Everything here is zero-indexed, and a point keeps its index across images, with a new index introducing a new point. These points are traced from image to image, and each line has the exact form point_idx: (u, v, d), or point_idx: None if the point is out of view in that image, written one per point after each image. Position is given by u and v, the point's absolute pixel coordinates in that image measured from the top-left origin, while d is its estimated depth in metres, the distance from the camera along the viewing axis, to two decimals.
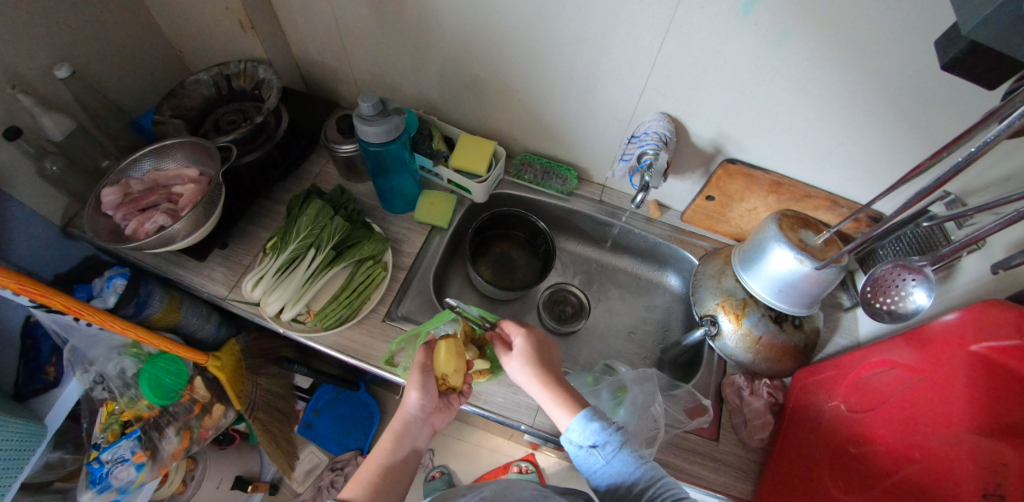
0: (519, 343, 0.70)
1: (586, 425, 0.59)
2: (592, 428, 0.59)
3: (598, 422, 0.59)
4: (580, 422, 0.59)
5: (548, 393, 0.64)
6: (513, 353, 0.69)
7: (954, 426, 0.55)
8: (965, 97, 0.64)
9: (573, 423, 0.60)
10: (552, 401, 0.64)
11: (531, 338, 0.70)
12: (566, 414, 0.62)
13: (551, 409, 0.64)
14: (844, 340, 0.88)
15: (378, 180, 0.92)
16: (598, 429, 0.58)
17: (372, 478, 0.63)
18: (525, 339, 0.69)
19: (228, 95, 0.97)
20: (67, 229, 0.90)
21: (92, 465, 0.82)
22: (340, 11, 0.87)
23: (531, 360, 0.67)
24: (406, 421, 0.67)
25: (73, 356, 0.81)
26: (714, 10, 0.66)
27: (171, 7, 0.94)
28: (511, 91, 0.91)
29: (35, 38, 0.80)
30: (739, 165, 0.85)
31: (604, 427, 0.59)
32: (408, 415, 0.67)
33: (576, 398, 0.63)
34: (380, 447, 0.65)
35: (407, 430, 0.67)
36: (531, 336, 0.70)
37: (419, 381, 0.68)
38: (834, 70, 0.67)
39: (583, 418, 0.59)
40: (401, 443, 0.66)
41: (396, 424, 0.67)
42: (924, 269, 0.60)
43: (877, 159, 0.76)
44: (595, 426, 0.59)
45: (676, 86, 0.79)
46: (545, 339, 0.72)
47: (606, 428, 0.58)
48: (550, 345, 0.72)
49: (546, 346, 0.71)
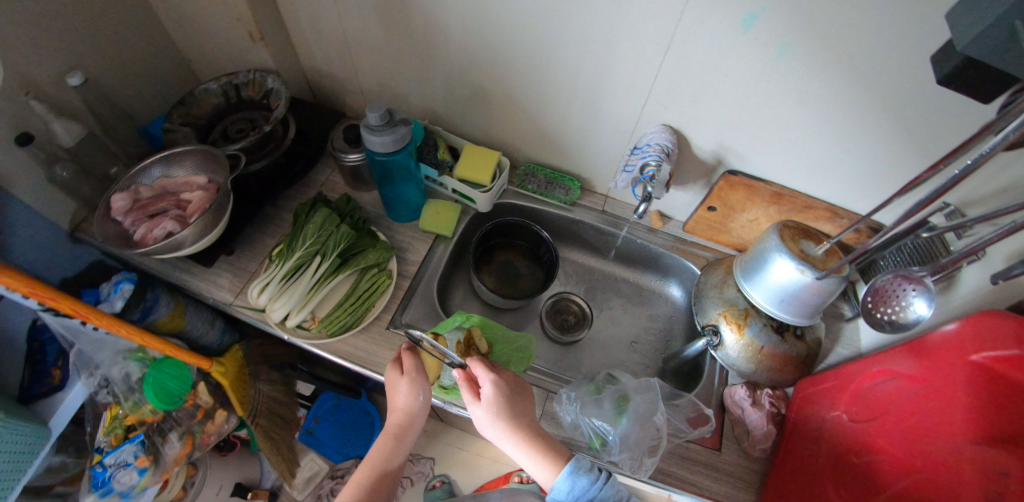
0: (488, 392, 0.66)
1: (573, 483, 0.62)
2: (579, 485, 0.62)
3: (584, 478, 0.63)
4: (567, 480, 0.62)
5: (525, 449, 0.64)
6: (483, 403, 0.65)
7: (955, 435, 0.55)
8: (960, 111, 0.65)
9: (557, 482, 0.62)
10: (529, 456, 0.64)
11: (501, 386, 0.66)
12: (548, 471, 0.63)
13: (529, 464, 0.64)
14: (846, 350, 0.88)
15: (384, 189, 0.93)
16: (584, 486, 0.62)
17: (367, 481, 0.65)
18: (495, 388, 0.65)
19: (237, 103, 0.99)
20: (76, 234, 0.91)
21: (95, 469, 0.82)
22: (349, 23, 0.89)
23: (501, 414, 0.65)
24: (401, 422, 0.69)
25: (78, 360, 0.83)
26: (714, 25, 0.68)
27: (183, 17, 0.96)
28: (516, 103, 0.93)
29: (50, 46, 0.82)
30: (741, 177, 0.86)
31: (589, 482, 0.63)
32: (402, 418, 0.68)
33: (554, 452, 0.64)
34: (378, 447, 0.67)
35: (404, 430, 0.68)
36: (501, 382, 0.66)
37: (410, 389, 0.68)
38: (832, 83, 0.69)
39: (568, 475, 0.62)
40: (399, 444, 0.68)
41: (393, 425, 0.69)
42: (924, 280, 0.61)
43: (877, 171, 0.77)
44: (582, 482, 0.62)
45: (677, 98, 0.80)
46: (511, 378, 0.70)
47: (593, 483, 0.63)
48: (517, 386, 0.69)
49: (514, 387, 0.68)
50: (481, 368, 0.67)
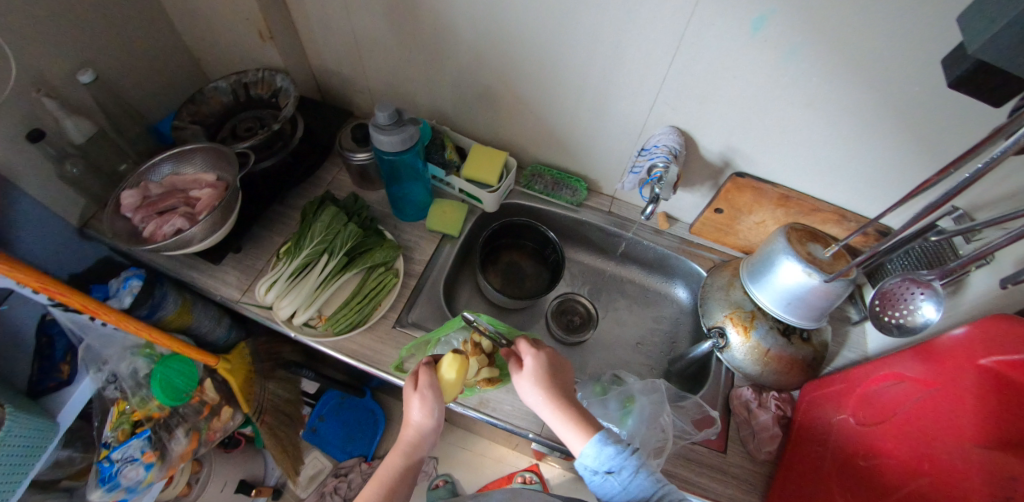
0: (530, 363, 0.67)
1: (601, 450, 0.59)
2: (607, 453, 0.58)
3: (613, 446, 0.59)
4: (595, 447, 0.59)
5: (560, 416, 0.63)
6: (524, 373, 0.67)
7: (964, 439, 0.55)
8: (970, 115, 0.65)
9: (586, 448, 0.59)
10: (564, 424, 0.63)
11: (543, 358, 0.67)
12: (580, 438, 0.61)
13: (563, 432, 0.63)
14: (853, 353, 0.88)
15: (391, 188, 0.94)
16: (614, 454, 0.58)
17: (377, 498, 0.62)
18: (534, 360, 0.67)
19: (245, 102, 1.00)
20: (84, 230, 0.91)
21: (102, 463, 0.83)
22: (358, 22, 0.90)
23: (542, 382, 0.65)
24: (412, 439, 0.66)
25: (87, 355, 0.83)
26: (723, 27, 0.68)
27: (193, 15, 0.97)
28: (524, 103, 0.93)
29: (62, 43, 0.82)
30: (748, 179, 0.86)
31: (618, 451, 0.58)
32: (413, 432, 0.66)
33: (587, 421, 0.62)
34: (389, 464, 0.65)
35: (414, 446, 0.66)
36: (541, 355, 0.67)
37: (425, 403, 0.66)
38: (841, 86, 0.69)
39: (598, 441, 0.59)
40: (409, 461, 0.66)
41: (402, 440, 0.67)
42: (932, 284, 0.62)
43: (885, 174, 0.77)
44: (611, 451, 0.58)
45: (685, 100, 0.80)
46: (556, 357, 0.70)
47: (621, 452, 0.58)
48: (561, 363, 0.70)
49: (557, 364, 0.69)
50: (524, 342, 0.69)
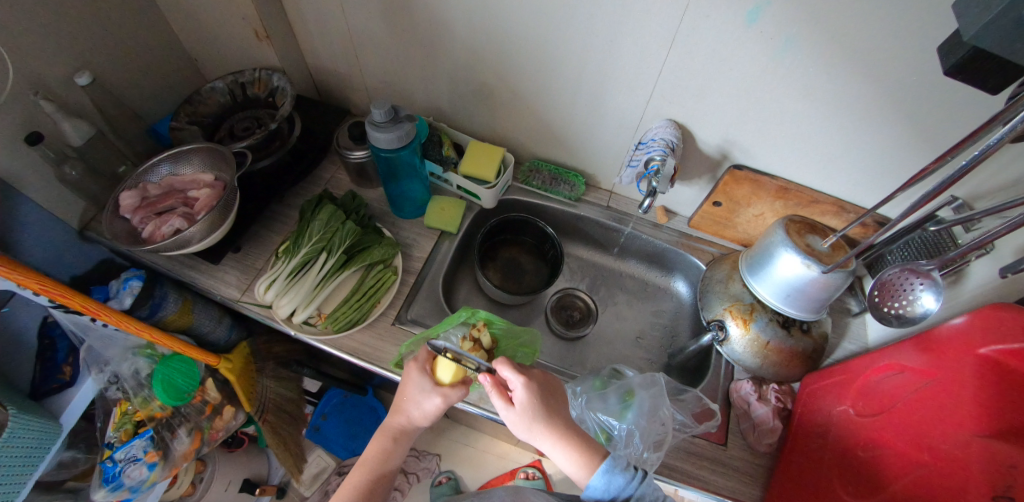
0: (521, 396, 0.64)
1: (609, 482, 0.60)
2: (615, 483, 0.60)
3: (621, 476, 0.60)
4: (602, 478, 0.60)
5: (562, 448, 0.62)
6: (516, 407, 0.64)
7: (964, 429, 0.55)
8: (966, 103, 0.65)
9: (594, 481, 0.60)
10: (567, 456, 0.62)
11: (534, 389, 0.64)
12: (582, 469, 0.62)
13: (564, 463, 0.63)
14: (853, 345, 0.88)
15: (389, 186, 0.94)
16: (621, 484, 0.60)
17: (364, 482, 0.64)
18: (527, 391, 0.64)
19: (243, 102, 0.99)
20: (85, 233, 0.91)
21: (105, 463, 0.84)
22: (353, 20, 0.90)
23: (535, 415, 0.63)
24: (401, 426, 0.68)
25: (89, 356, 0.84)
26: (719, 19, 0.68)
27: (188, 16, 0.97)
28: (521, 99, 0.93)
29: (59, 46, 0.82)
30: (746, 171, 0.86)
31: (626, 480, 0.60)
32: (408, 422, 0.68)
33: (590, 447, 0.63)
34: (374, 445, 0.67)
35: (402, 434, 0.68)
36: (534, 384, 0.64)
37: (437, 408, 0.67)
38: (837, 77, 0.68)
39: (604, 473, 0.60)
40: (396, 446, 0.67)
41: (390, 425, 0.68)
42: (932, 273, 0.62)
43: (883, 165, 0.77)
44: (618, 481, 0.60)
45: (682, 92, 0.80)
46: (541, 378, 0.68)
47: (629, 482, 0.60)
48: (549, 384, 0.68)
49: (547, 388, 0.67)
50: (513, 372, 0.64)
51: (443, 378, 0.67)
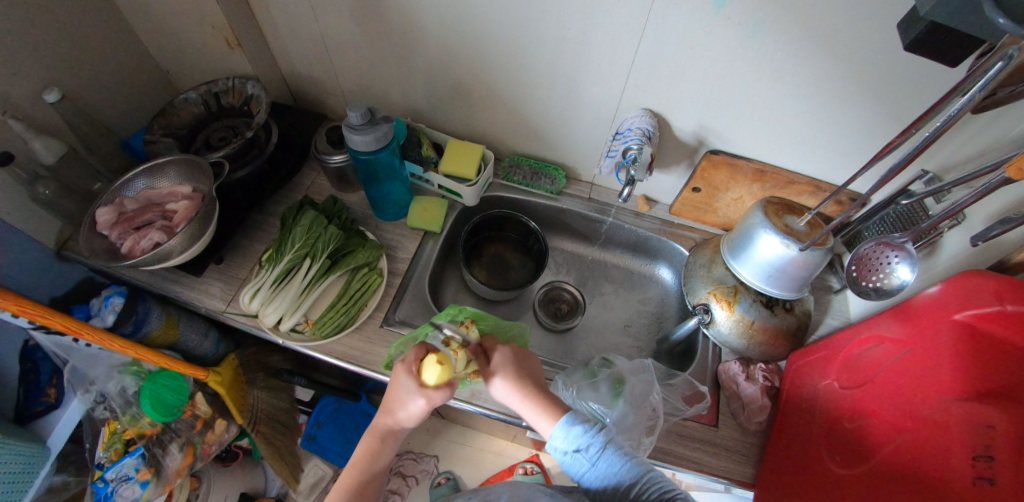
0: (493, 358, 0.68)
1: (569, 431, 0.62)
2: (574, 432, 0.61)
3: (580, 425, 0.62)
4: (563, 428, 0.62)
5: (530, 404, 0.65)
6: (488, 367, 0.68)
7: (943, 394, 0.56)
8: (929, 77, 0.66)
9: (556, 430, 0.62)
10: (535, 412, 0.65)
11: (505, 352, 0.69)
12: (548, 422, 0.64)
13: (533, 419, 0.65)
14: (836, 321, 0.90)
15: (370, 189, 0.94)
16: (581, 433, 0.61)
17: (354, 481, 0.65)
18: (498, 353, 0.68)
19: (217, 112, 0.99)
20: (62, 252, 0.89)
21: (97, 484, 0.83)
22: (325, 24, 0.89)
23: (506, 375, 0.67)
24: (388, 426, 0.67)
25: (73, 376, 0.83)
26: (687, 7, 0.69)
27: (157, 27, 0.95)
28: (498, 96, 0.93)
29: (25, 64, 0.81)
30: (722, 156, 0.87)
31: (586, 429, 0.61)
32: (395, 423, 0.67)
33: (557, 406, 0.65)
34: (364, 446, 0.67)
35: (389, 434, 0.67)
36: (505, 349, 0.69)
37: (422, 410, 0.64)
38: (805, 58, 0.70)
39: (565, 423, 0.62)
40: (384, 445, 0.67)
41: (378, 425, 0.67)
42: (906, 246, 0.64)
43: (854, 142, 0.79)
44: (577, 429, 0.62)
45: (655, 81, 0.81)
46: (518, 348, 0.72)
47: (588, 431, 0.61)
48: (526, 355, 0.71)
49: (524, 357, 0.70)
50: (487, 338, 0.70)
51: (428, 381, 0.63)
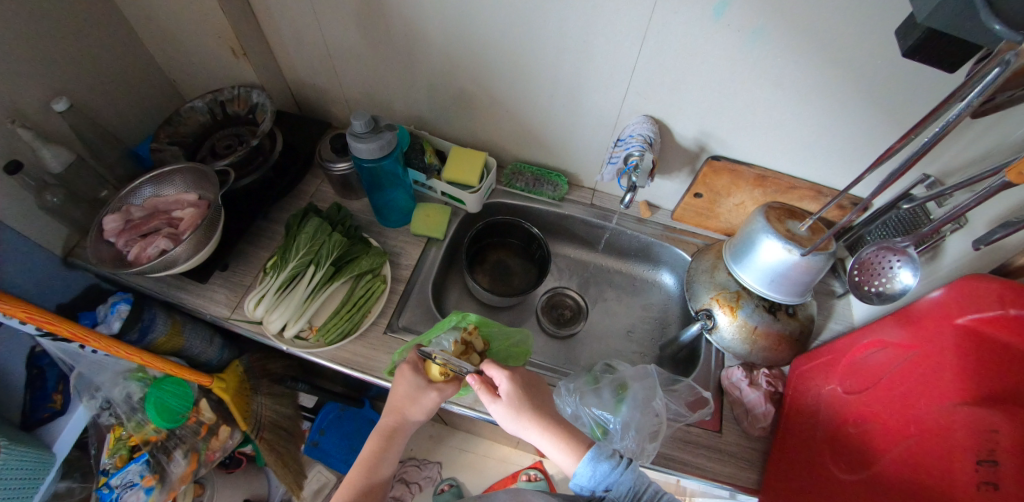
0: (506, 389, 0.68)
1: (595, 471, 0.60)
2: (600, 470, 0.60)
3: (606, 463, 0.60)
4: (588, 466, 0.60)
5: (550, 437, 0.65)
6: (502, 401, 0.68)
7: (946, 398, 0.56)
8: (928, 82, 0.67)
9: (580, 468, 0.61)
10: (555, 444, 0.64)
11: (517, 381, 0.69)
12: (571, 458, 0.63)
13: (553, 453, 0.64)
14: (839, 326, 0.90)
15: (373, 196, 0.94)
16: (606, 471, 0.59)
17: (361, 482, 0.64)
18: (511, 384, 0.68)
19: (223, 120, 1.00)
20: (69, 259, 0.90)
21: (102, 490, 0.84)
22: (330, 34, 0.91)
23: (521, 406, 0.67)
24: (395, 425, 0.68)
25: (80, 382, 0.84)
26: (686, 14, 0.70)
27: (165, 37, 0.97)
28: (500, 103, 0.94)
29: (36, 74, 0.83)
30: (723, 161, 0.88)
31: (611, 467, 0.60)
32: (402, 419, 0.68)
33: (577, 438, 0.64)
34: (370, 446, 0.67)
35: (396, 432, 0.68)
36: (516, 377, 0.69)
37: (434, 402, 0.69)
38: (804, 64, 0.70)
39: (591, 463, 0.60)
40: (389, 445, 0.67)
41: (385, 424, 0.68)
42: (908, 250, 0.64)
43: (854, 148, 0.79)
44: (603, 468, 0.60)
45: (655, 88, 0.81)
46: (527, 374, 0.72)
47: (615, 469, 0.59)
48: (533, 381, 0.72)
49: (531, 384, 0.71)
50: (495, 367, 0.70)
51: (433, 374, 0.71)
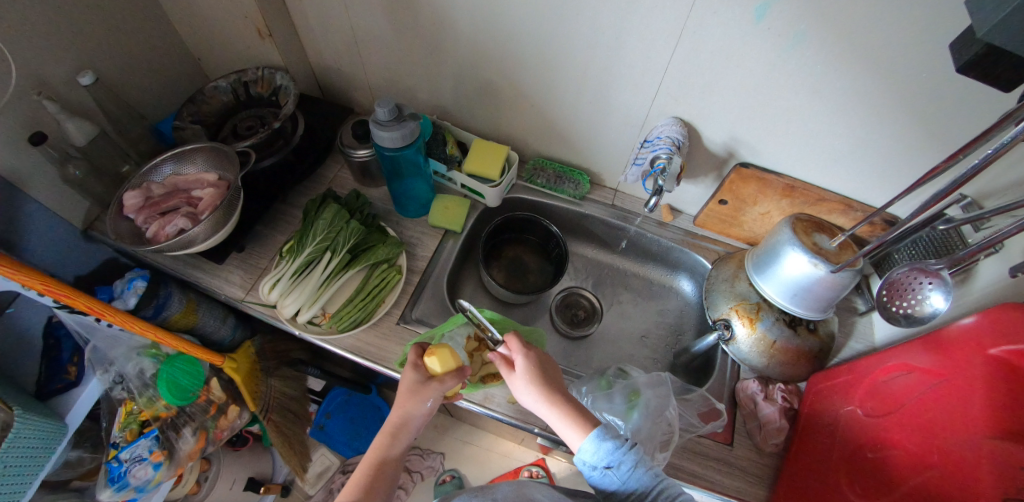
0: (521, 364, 0.68)
1: (599, 446, 0.58)
2: (605, 448, 0.58)
3: (611, 441, 0.58)
4: (594, 443, 0.59)
5: (558, 413, 0.64)
6: (516, 374, 0.68)
7: (973, 430, 0.54)
8: (979, 98, 0.64)
9: (585, 443, 0.59)
10: (564, 420, 0.63)
11: (533, 358, 0.68)
12: (577, 434, 0.62)
13: (562, 429, 0.63)
14: (860, 345, 0.87)
15: (393, 184, 0.93)
16: (611, 449, 0.58)
17: (365, 479, 0.61)
18: (527, 359, 0.67)
19: (246, 101, 0.99)
20: (89, 232, 0.91)
21: (111, 463, 0.84)
22: (357, 18, 0.89)
23: (533, 380, 0.66)
24: (400, 420, 0.65)
25: (94, 356, 0.84)
26: (725, 15, 0.67)
27: (191, 15, 0.96)
28: (525, 97, 0.92)
29: (62, 46, 0.82)
30: (752, 170, 0.85)
31: (615, 446, 0.58)
32: (408, 413, 0.65)
33: (586, 417, 0.63)
34: (376, 442, 0.64)
35: (401, 428, 0.65)
36: (532, 355, 0.68)
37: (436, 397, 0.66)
38: (846, 73, 0.68)
39: (597, 437, 0.59)
40: (396, 440, 0.64)
41: (390, 420, 0.65)
42: (941, 273, 0.61)
43: (891, 163, 0.76)
44: (608, 446, 0.58)
45: (688, 90, 0.79)
46: (546, 357, 0.70)
47: (619, 448, 0.58)
48: (550, 361, 0.70)
49: (548, 364, 0.69)
50: (514, 341, 0.69)
51: (434, 368, 0.68)
